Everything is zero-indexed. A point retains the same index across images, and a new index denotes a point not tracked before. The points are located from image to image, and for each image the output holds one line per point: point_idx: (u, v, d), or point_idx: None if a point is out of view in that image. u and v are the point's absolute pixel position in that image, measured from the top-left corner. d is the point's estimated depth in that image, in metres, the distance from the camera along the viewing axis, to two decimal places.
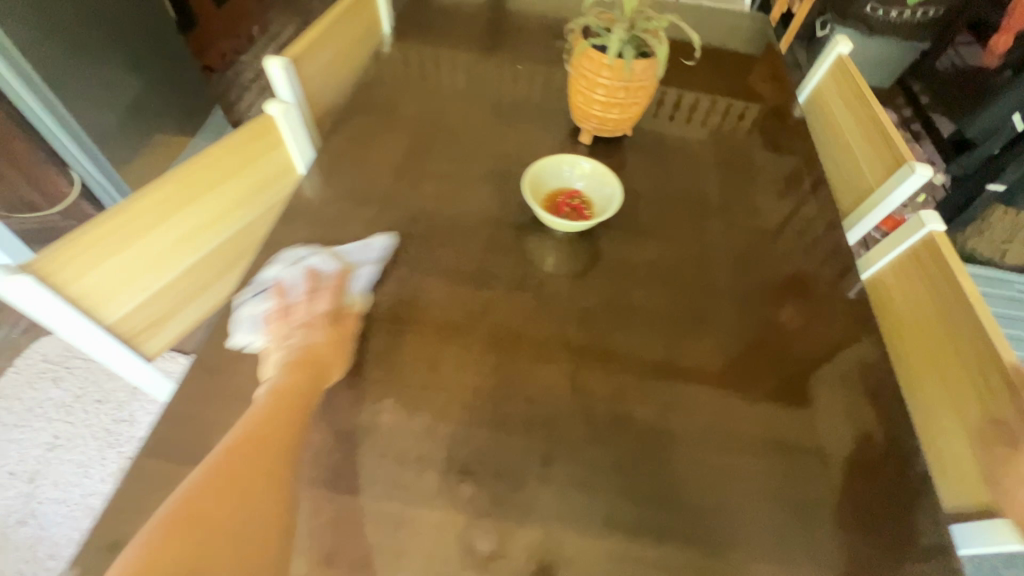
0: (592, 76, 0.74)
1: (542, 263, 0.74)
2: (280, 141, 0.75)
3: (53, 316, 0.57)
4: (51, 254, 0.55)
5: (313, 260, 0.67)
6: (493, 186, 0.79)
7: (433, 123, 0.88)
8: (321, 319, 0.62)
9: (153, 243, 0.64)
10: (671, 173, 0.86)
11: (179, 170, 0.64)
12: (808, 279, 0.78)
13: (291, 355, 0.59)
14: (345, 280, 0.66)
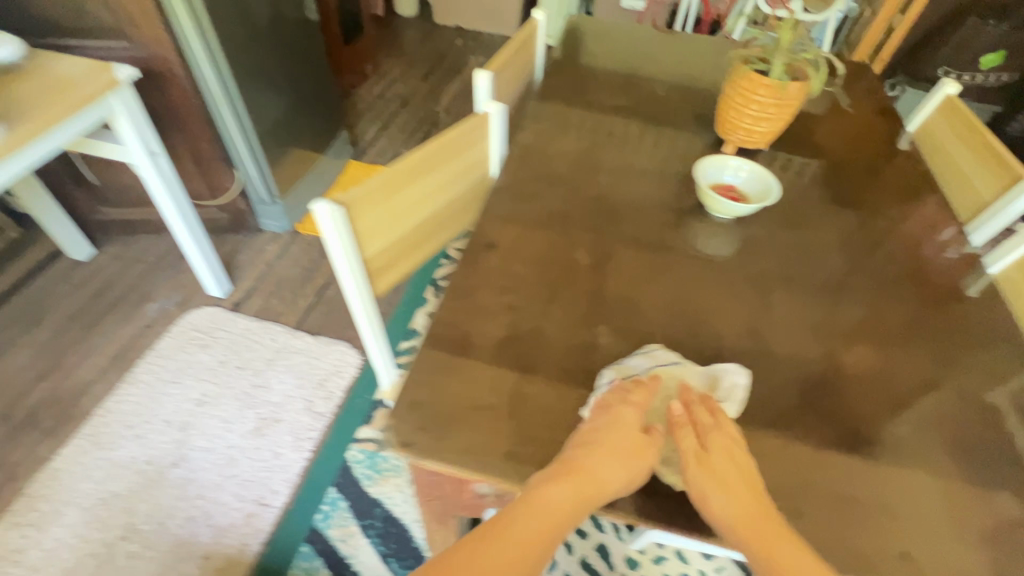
0: (750, 93, 0.89)
1: (702, 240, 0.85)
2: (488, 134, 0.92)
3: (340, 243, 0.74)
4: (351, 196, 0.73)
5: (685, 375, 0.64)
6: (654, 180, 0.94)
7: (595, 132, 1.05)
8: (685, 431, 0.57)
9: (401, 201, 0.81)
10: (802, 182, 1.00)
11: (428, 145, 0.82)
12: (873, 317, 0.78)
13: (650, 455, 0.55)
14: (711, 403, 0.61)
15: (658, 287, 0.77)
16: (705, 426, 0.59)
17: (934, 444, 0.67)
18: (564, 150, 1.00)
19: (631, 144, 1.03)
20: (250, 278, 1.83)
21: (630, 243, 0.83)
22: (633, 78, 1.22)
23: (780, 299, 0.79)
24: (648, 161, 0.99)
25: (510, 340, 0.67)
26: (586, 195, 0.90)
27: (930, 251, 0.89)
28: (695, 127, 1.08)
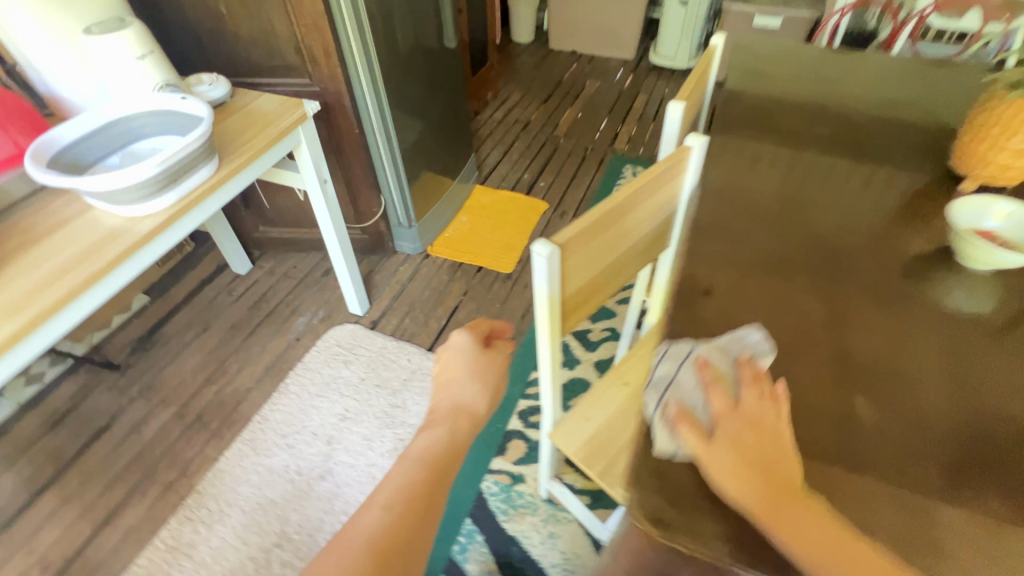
0: (1015, 122, 0.78)
1: (949, 294, 0.74)
2: (686, 168, 0.86)
3: (545, 283, 0.72)
4: (564, 236, 0.70)
5: (699, 356, 0.64)
6: (880, 222, 0.84)
7: (795, 164, 0.96)
8: (727, 421, 0.56)
9: (603, 241, 0.78)
10: None
11: (634, 184, 0.77)
12: None
13: (713, 467, 0.54)
14: (734, 376, 0.61)
15: (909, 350, 0.67)
16: (725, 417, 0.57)
17: None
18: (765, 186, 0.92)
19: (840, 179, 0.92)
20: (386, 297, 1.91)
21: (863, 295, 0.73)
22: (825, 104, 1.11)
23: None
24: (866, 199, 0.88)
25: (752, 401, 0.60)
26: (800, 238, 0.82)
27: None
28: (915, 160, 0.95)
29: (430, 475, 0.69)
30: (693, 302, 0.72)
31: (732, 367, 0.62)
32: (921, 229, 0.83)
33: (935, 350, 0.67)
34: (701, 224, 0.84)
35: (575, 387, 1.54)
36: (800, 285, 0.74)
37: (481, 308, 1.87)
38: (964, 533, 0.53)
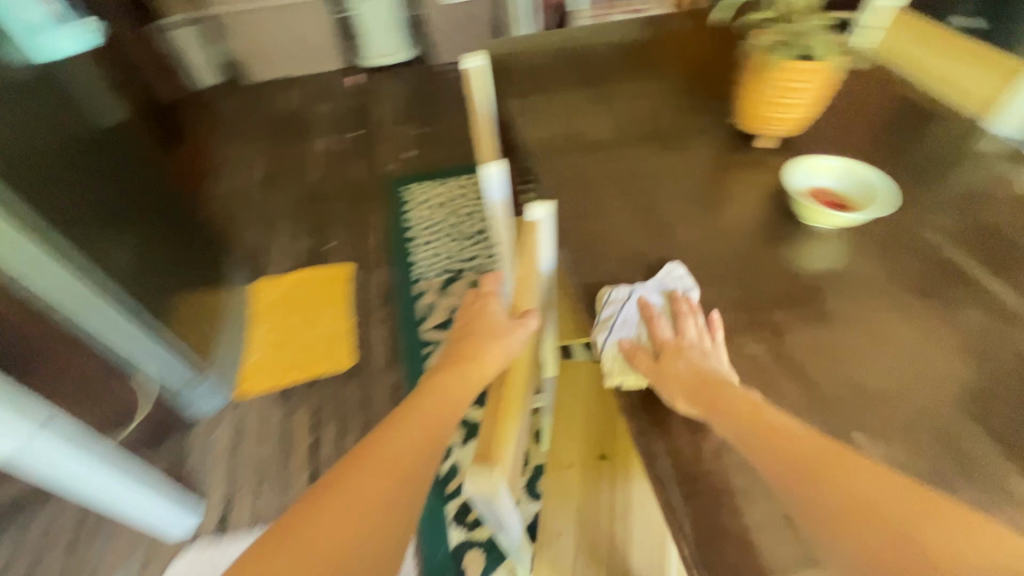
0: (791, 84, 0.81)
1: (821, 260, 0.77)
2: (539, 246, 0.70)
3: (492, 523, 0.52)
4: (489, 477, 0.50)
5: (637, 296, 0.69)
6: (728, 212, 0.83)
7: (625, 176, 0.90)
8: (670, 347, 0.62)
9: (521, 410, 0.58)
10: (848, 141, 0.93)
11: None
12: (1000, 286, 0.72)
13: (665, 383, 0.59)
14: (674, 309, 0.66)
15: (842, 339, 0.67)
16: (673, 347, 0.62)
17: None
18: (621, 215, 0.82)
19: (671, 180, 0.89)
20: (219, 482, 1.44)
21: (773, 300, 0.71)
22: (604, 100, 1.07)
23: (954, 291, 0.71)
24: (707, 195, 0.87)
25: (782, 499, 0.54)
26: (683, 264, 0.76)
27: (1001, 169, 0.88)
28: (710, 133, 0.98)
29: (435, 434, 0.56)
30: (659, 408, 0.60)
31: (670, 301, 0.68)
32: (766, 205, 0.85)
33: (864, 331, 0.68)
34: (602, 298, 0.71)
35: None
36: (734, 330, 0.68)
37: (345, 428, 1.53)
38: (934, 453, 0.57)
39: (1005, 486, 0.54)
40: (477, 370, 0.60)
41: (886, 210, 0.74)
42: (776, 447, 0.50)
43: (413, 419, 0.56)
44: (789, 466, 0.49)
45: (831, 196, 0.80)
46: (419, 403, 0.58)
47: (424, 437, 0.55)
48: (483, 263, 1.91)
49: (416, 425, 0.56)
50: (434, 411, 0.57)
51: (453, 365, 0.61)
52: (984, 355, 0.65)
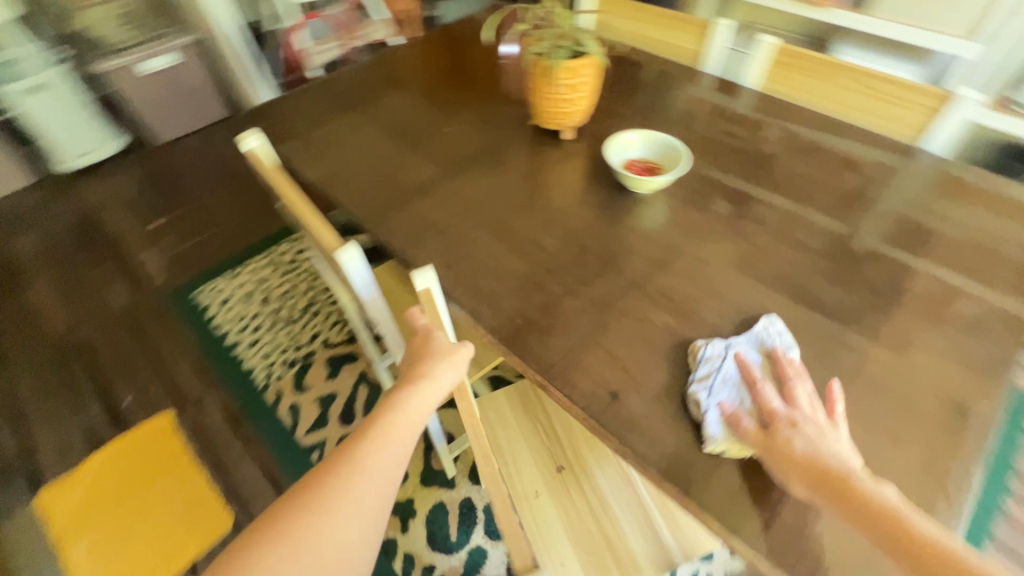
0: (574, 83, 0.88)
1: (660, 217, 0.87)
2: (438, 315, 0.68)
3: None
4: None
5: (733, 353, 0.63)
6: (572, 206, 0.89)
7: (468, 206, 0.88)
8: (787, 415, 0.56)
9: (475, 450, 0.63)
10: (624, 116, 1.07)
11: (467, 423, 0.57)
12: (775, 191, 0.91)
13: (788, 455, 0.54)
14: (780, 372, 0.61)
15: (712, 276, 0.77)
16: (796, 416, 0.56)
17: (891, 237, 0.84)
18: (487, 245, 0.81)
19: (510, 194, 0.91)
20: None
21: (650, 267, 0.78)
22: (407, 141, 1.05)
23: (753, 206, 0.89)
24: (547, 196, 0.91)
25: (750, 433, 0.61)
26: (565, 267, 0.78)
27: (728, 100, 1.11)
28: (518, 139, 1.02)
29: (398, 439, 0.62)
30: (624, 408, 0.61)
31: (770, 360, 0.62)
32: (597, 187, 0.92)
33: (721, 263, 0.79)
34: (520, 331, 0.70)
35: (440, 516, 1.34)
36: (638, 302, 0.72)
37: None
38: (813, 338, 0.70)
39: (861, 339, 0.70)
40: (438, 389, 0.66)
41: (689, 160, 0.87)
42: (868, 510, 0.49)
43: (383, 428, 0.62)
44: (868, 520, 0.49)
45: (643, 164, 0.92)
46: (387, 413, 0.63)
47: (393, 447, 0.61)
48: (331, 338, 1.72)
49: (385, 434, 0.61)
50: (401, 424, 0.62)
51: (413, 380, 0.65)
52: (796, 248, 0.82)
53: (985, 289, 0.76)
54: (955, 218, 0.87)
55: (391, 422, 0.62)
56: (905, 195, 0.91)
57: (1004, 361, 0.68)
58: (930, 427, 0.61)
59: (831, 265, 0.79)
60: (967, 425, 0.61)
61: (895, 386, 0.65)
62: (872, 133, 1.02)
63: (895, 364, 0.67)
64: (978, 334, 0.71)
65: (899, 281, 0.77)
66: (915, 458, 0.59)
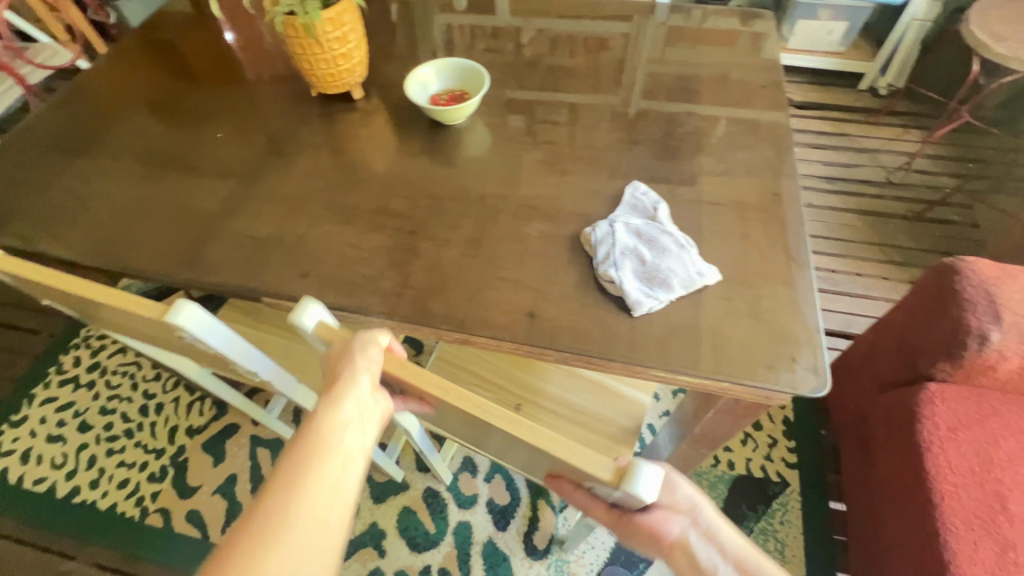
0: (343, 35, 0.80)
1: (484, 140, 0.86)
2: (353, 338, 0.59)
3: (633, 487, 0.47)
4: (610, 469, 0.45)
5: (621, 225, 0.68)
6: (397, 162, 0.83)
7: (289, 207, 0.78)
8: (685, 257, 0.66)
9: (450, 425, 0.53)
10: (401, 59, 1.02)
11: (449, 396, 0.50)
12: (568, 84, 0.97)
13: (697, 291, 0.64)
14: (662, 225, 0.69)
15: (555, 174, 0.80)
16: (689, 256, 0.66)
17: (668, 88, 0.96)
18: (334, 236, 0.73)
19: (329, 175, 0.82)
20: None
21: (501, 188, 0.78)
22: (177, 167, 0.87)
23: (558, 100, 0.93)
24: (369, 162, 0.84)
25: None
26: (424, 222, 0.74)
27: (490, 12, 1.12)
28: (306, 115, 0.91)
29: (319, 469, 0.50)
30: (545, 320, 0.63)
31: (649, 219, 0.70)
32: (412, 133, 0.87)
33: (558, 159, 0.83)
34: (416, 300, 0.66)
35: (410, 519, 1.29)
36: (508, 224, 0.73)
37: None
38: (655, 188, 0.78)
39: (686, 175, 0.80)
40: (366, 395, 0.54)
41: (488, 75, 0.86)
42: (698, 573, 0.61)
43: (301, 469, 0.49)
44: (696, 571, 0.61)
45: (448, 94, 0.88)
46: (307, 444, 0.51)
47: (324, 484, 0.50)
48: (194, 423, 1.46)
49: (308, 470, 0.50)
50: (328, 454, 0.51)
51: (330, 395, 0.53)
52: (606, 125, 0.89)
53: (746, 102, 0.92)
54: (703, 55, 1.02)
55: (312, 460, 0.50)
56: (664, 48, 1.03)
57: (783, 149, 0.84)
58: (762, 213, 0.73)
59: (639, 125, 0.88)
60: (782, 203, 0.74)
61: (727, 196, 0.76)
62: (618, 3, 1.12)
63: (720, 182, 0.78)
64: (755, 136, 0.86)
65: (688, 121, 0.89)
66: (767, 238, 0.70)
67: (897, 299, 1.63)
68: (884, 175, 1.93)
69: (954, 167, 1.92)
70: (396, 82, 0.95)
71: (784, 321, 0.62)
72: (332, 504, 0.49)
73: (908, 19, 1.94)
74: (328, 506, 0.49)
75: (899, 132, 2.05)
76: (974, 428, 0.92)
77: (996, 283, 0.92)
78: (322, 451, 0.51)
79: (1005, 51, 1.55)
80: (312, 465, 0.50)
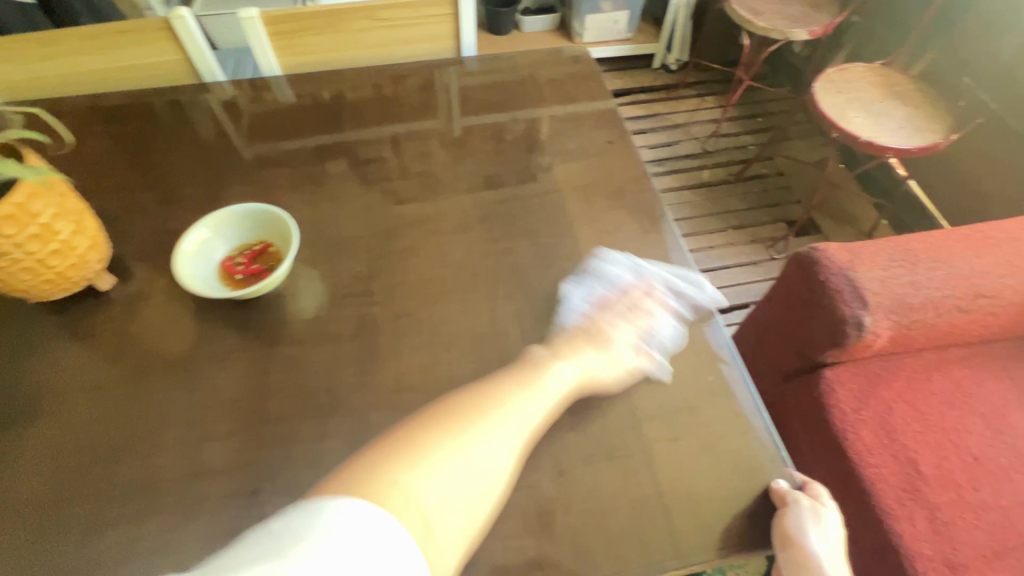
0: (49, 229, 0.53)
1: (311, 297, 0.64)
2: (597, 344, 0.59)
3: None
4: None
5: (603, 270, 0.65)
6: (197, 374, 0.58)
7: (42, 514, 0.51)
8: (602, 316, 0.62)
9: (492, 431, 0.51)
10: (156, 200, 0.74)
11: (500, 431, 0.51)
12: (390, 174, 0.77)
13: (636, 446, 0.54)
14: (621, 286, 0.64)
15: (417, 323, 0.62)
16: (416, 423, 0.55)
17: (512, 151, 0.80)
18: (130, 545, 0.49)
19: (89, 432, 0.55)
20: None
21: (357, 371, 0.58)
22: None
23: (391, 201, 0.74)
24: (158, 386, 0.58)
25: (583, 453, 0.53)
26: (266, 468, 0.52)
27: (260, 98, 0.86)
28: (28, 337, 0.61)
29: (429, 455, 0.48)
30: (477, 566, 0.48)
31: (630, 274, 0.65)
32: (206, 319, 0.62)
33: (419, 295, 0.64)
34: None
35: None
36: (387, 425, 0.54)
37: None
38: (541, 299, 0.64)
39: (571, 267, 0.67)
40: (580, 375, 0.56)
41: (293, 219, 0.64)
42: None
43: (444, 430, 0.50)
44: None
45: (243, 256, 0.64)
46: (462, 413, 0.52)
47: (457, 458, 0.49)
48: None
49: (465, 420, 0.51)
50: (467, 429, 0.51)
51: (558, 350, 0.58)
52: (457, 223, 0.71)
53: (598, 146, 0.80)
54: (533, 96, 0.87)
55: (457, 424, 0.51)
56: (490, 97, 0.88)
57: (656, 200, 0.74)
58: (667, 302, 0.64)
59: (497, 214, 0.72)
60: (681, 283, 0.65)
61: (623, 289, 0.65)
62: (419, 58, 0.94)
63: (613, 267, 0.67)
64: (622, 191, 0.75)
65: (548, 190, 0.75)
66: (682, 339, 0.61)
67: (746, 261, 1.78)
68: (700, 146, 2.08)
69: (750, 126, 2.14)
70: (158, 248, 0.68)
71: (738, 449, 0.54)
72: (435, 496, 0.46)
73: (676, 1, 2.08)
74: (436, 485, 0.47)
75: (697, 102, 2.22)
76: (870, 404, 0.98)
77: (851, 266, 0.97)
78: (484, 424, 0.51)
79: (765, 25, 1.71)
80: (436, 437, 0.50)
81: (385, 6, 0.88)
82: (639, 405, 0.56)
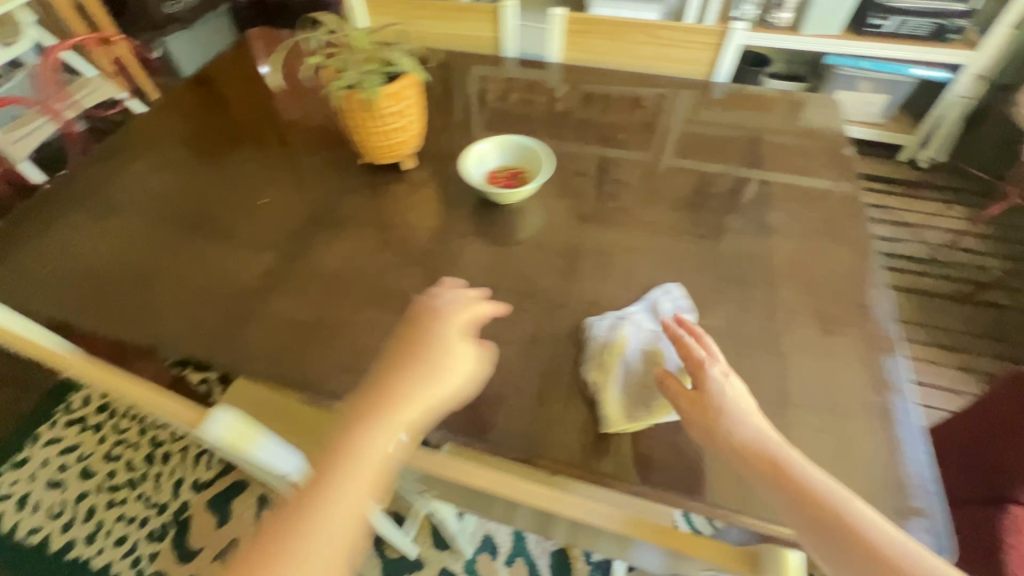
0: (404, 113, 0.78)
1: (540, 220, 0.81)
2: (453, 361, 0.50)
3: None
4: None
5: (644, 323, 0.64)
6: (449, 242, 0.78)
7: (334, 287, 0.73)
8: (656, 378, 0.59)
9: (377, 459, 0.43)
10: (450, 125, 0.99)
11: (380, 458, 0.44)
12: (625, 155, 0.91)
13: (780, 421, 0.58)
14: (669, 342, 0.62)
15: (616, 263, 0.74)
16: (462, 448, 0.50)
17: (737, 165, 0.88)
18: (380, 325, 0.68)
19: (373, 251, 0.78)
20: None
21: (559, 279, 0.72)
22: (210, 229, 0.82)
23: (620, 173, 0.88)
24: (421, 239, 0.79)
25: None
26: None
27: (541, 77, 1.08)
28: (354, 182, 0.87)
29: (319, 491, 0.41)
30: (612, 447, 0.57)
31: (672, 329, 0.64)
32: (464, 210, 0.83)
33: (622, 244, 0.76)
34: (471, 413, 0.60)
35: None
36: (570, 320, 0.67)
37: None
38: (729, 281, 0.71)
39: (766, 267, 0.72)
40: (431, 404, 0.48)
41: (552, 155, 0.82)
42: None
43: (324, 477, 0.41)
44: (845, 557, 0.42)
45: (506, 171, 0.84)
46: (350, 446, 0.43)
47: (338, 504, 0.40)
48: (202, 477, 1.39)
49: (347, 455, 0.43)
50: (346, 469, 0.42)
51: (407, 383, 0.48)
52: (671, 204, 0.82)
53: (823, 182, 0.84)
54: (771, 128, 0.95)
55: (339, 464, 0.42)
56: (730, 119, 0.97)
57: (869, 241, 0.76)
58: (851, 324, 0.66)
59: (709, 207, 0.81)
60: (872, 314, 0.67)
61: (810, 300, 0.68)
62: (676, 76, 1.08)
63: (806, 279, 0.71)
64: (836, 223, 0.78)
65: (761, 203, 0.82)
66: (857, 359, 0.63)
67: (944, 385, 1.55)
68: (928, 251, 1.87)
69: (1001, 249, 1.85)
70: (444, 154, 0.92)
71: (884, 467, 0.55)
72: None
73: (950, 96, 1.92)
74: None
75: (939, 206, 2.00)
76: None
77: None
78: (337, 484, 0.41)
79: None
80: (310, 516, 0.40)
81: (665, 28, 1.04)
82: (794, 391, 0.60)
